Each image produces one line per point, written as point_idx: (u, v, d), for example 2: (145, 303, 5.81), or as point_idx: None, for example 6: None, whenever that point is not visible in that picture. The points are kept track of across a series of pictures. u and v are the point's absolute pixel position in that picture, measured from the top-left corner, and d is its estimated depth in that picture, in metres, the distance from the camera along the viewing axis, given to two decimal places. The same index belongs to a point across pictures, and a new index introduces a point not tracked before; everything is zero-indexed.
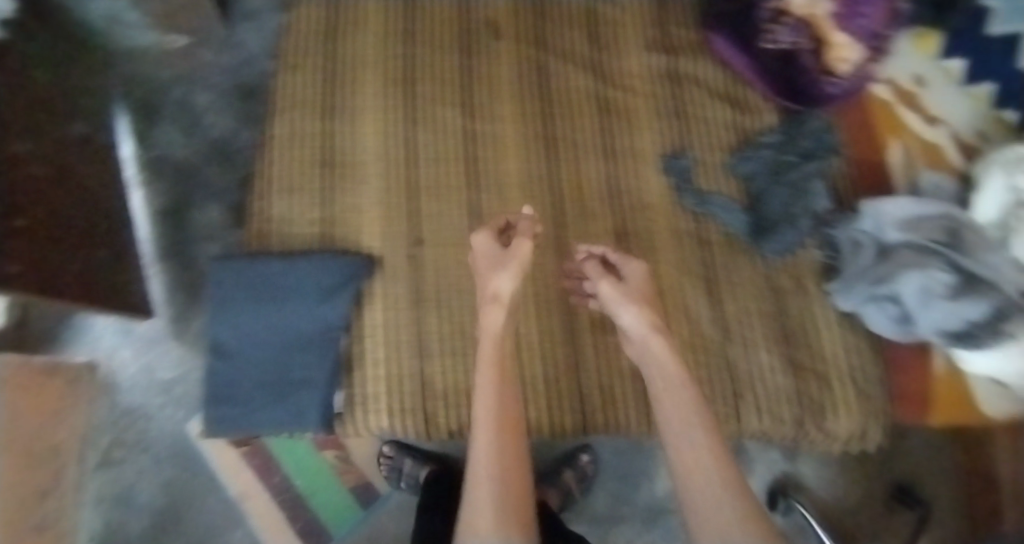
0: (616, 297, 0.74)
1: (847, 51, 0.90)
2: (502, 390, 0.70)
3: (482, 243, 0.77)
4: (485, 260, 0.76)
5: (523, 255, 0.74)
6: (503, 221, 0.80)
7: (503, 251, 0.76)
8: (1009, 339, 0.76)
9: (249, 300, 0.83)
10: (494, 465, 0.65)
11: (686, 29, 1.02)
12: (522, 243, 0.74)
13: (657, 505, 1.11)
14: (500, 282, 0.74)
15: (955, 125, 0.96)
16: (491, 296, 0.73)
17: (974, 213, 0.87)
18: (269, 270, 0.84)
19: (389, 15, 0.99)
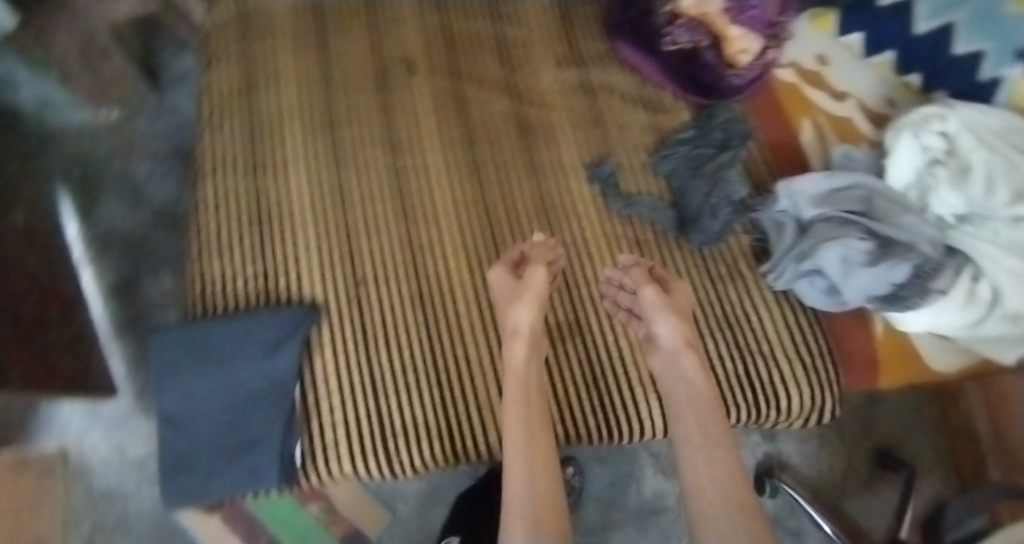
0: (658, 307, 0.76)
1: (745, 43, 0.95)
2: (533, 411, 0.70)
3: (498, 277, 0.81)
4: (503, 293, 0.80)
5: (538, 286, 0.78)
6: (518, 253, 0.84)
7: (520, 281, 0.80)
8: (938, 294, 0.82)
9: (194, 365, 0.81)
10: (526, 485, 0.63)
11: (593, 41, 1.05)
12: (535, 272, 0.79)
13: (648, 505, 1.10)
14: (518, 316, 0.77)
15: (863, 96, 1.01)
16: (511, 329, 0.76)
17: (890, 178, 0.94)
18: (210, 333, 0.82)
19: (306, 64, 1.00)
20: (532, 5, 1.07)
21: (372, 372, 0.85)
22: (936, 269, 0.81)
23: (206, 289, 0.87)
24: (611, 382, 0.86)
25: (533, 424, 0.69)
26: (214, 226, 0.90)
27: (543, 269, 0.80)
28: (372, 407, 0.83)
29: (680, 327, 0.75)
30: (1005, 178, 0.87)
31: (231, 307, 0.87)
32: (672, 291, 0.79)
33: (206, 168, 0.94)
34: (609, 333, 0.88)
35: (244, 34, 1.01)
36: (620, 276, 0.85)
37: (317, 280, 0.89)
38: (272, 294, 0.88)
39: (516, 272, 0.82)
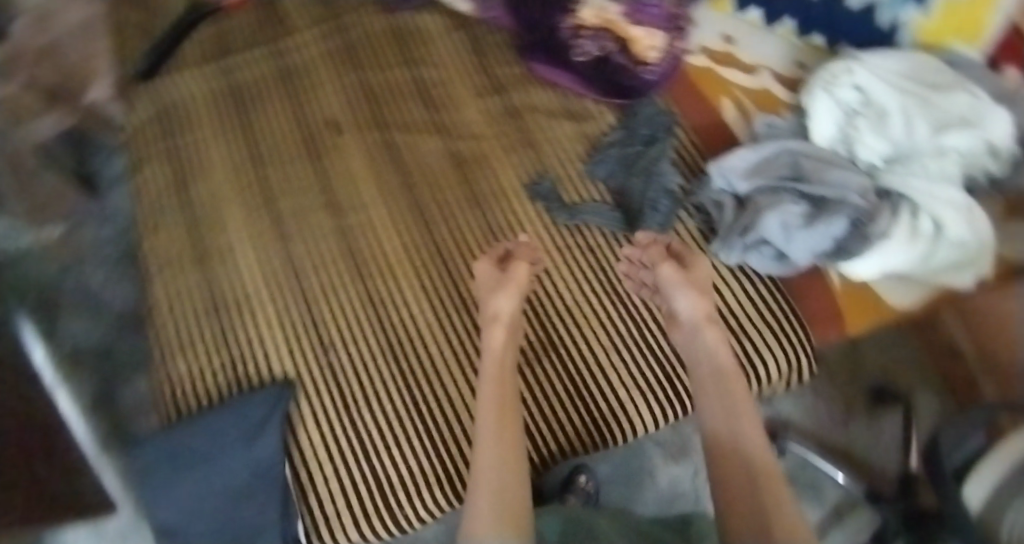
0: (678, 282, 0.82)
1: (653, 40, 0.99)
2: (506, 396, 0.75)
3: (484, 269, 0.86)
4: (487, 284, 0.85)
5: (520, 280, 0.85)
6: (503, 250, 0.90)
7: (504, 274, 0.85)
8: (883, 238, 0.86)
9: (179, 470, 0.81)
10: (494, 455, 0.67)
11: (509, 65, 1.05)
12: (520, 267, 0.85)
13: (668, 495, 1.08)
14: (500, 304, 0.83)
15: (774, 65, 1.04)
16: (492, 316, 0.82)
17: (816, 135, 0.97)
18: (186, 435, 0.82)
19: (233, 146, 1.00)
20: (442, 41, 1.07)
21: (360, 433, 0.85)
22: (871, 217, 0.85)
23: (181, 388, 0.89)
24: (598, 387, 0.85)
25: (505, 402, 0.74)
26: (177, 327, 0.92)
27: (526, 265, 0.87)
28: (365, 468, 0.83)
29: (702, 301, 0.81)
30: (922, 113, 0.92)
31: (208, 402, 0.88)
32: (690, 267, 0.84)
33: (156, 270, 0.95)
34: (583, 343, 0.88)
35: (165, 130, 1.00)
36: (639, 254, 0.89)
37: (289, 355, 0.90)
38: (244, 379, 0.89)
39: (501, 266, 0.87)
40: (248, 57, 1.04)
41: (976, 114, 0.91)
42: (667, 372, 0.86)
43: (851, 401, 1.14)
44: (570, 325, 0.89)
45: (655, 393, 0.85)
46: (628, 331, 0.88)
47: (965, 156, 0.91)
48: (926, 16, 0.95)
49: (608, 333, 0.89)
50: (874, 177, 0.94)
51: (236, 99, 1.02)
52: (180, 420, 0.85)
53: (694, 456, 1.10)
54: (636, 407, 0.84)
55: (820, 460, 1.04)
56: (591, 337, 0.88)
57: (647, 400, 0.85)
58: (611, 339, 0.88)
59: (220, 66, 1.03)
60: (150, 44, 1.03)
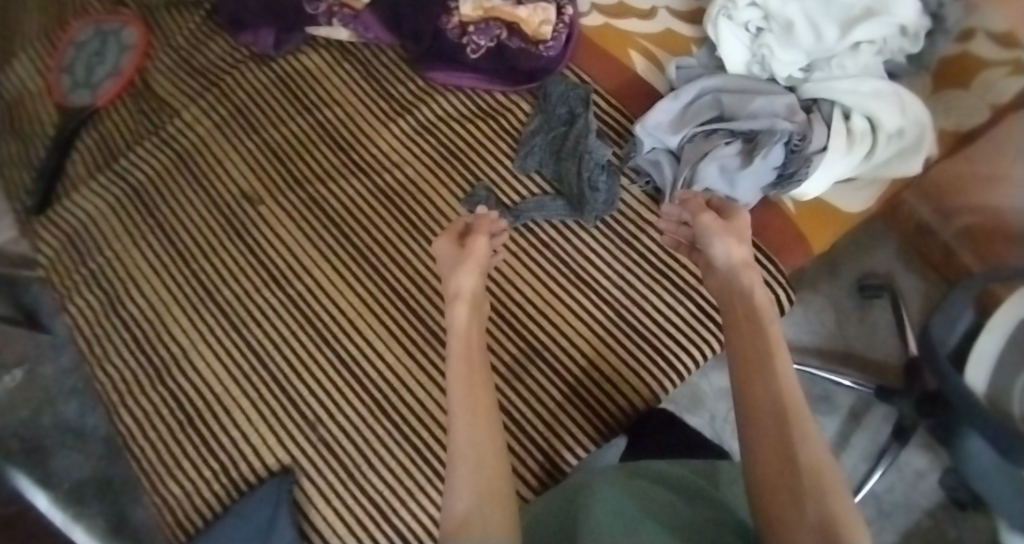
0: (717, 230, 0.66)
1: (540, 14, 0.97)
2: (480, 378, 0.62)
3: (441, 244, 0.75)
4: (448, 260, 0.74)
5: (480, 254, 0.73)
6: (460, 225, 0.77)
7: (462, 249, 0.74)
8: (821, 152, 0.87)
9: None
10: (467, 434, 0.58)
11: (406, 81, 1.00)
12: (479, 240, 0.73)
13: None
14: (460, 281, 0.72)
15: (669, 2, 1.03)
16: (453, 292, 0.71)
17: (729, 64, 0.96)
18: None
19: (155, 251, 0.94)
20: (334, 76, 1.01)
21: (372, 495, 0.84)
22: (804, 136, 0.87)
23: (180, 512, 0.85)
24: (590, 381, 0.85)
25: (476, 375, 0.63)
26: (156, 451, 0.88)
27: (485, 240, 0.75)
28: (389, 527, 0.83)
29: (743, 251, 0.65)
30: (825, 15, 0.91)
31: (212, 513, 0.85)
32: (732, 218, 0.68)
33: (116, 398, 0.90)
34: (563, 339, 0.87)
35: (79, 254, 0.94)
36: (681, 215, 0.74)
37: (278, 441, 0.88)
38: (238, 480, 0.86)
39: (461, 242, 0.75)
40: (138, 153, 0.97)
41: (879, 2, 0.89)
42: (655, 342, 0.86)
43: (835, 301, 1.14)
44: (546, 329, 0.88)
45: (648, 369, 0.85)
46: (603, 314, 0.88)
47: (879, 45, 0.90)
48: None
49: (586, 324, 0.88)
50: (796, 88, 0.94)
51: (142, 201, 0.95)
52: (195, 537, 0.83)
53: (707, 402, 1.10)
54: (631, 389, 0.84)
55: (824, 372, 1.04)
56: (571, 333, 0.87)
57: (643, 379, 0.84)
58: (590, 329, 0.88)
59: (112, 171, 0.97)
60: (38, 173, 0.98)
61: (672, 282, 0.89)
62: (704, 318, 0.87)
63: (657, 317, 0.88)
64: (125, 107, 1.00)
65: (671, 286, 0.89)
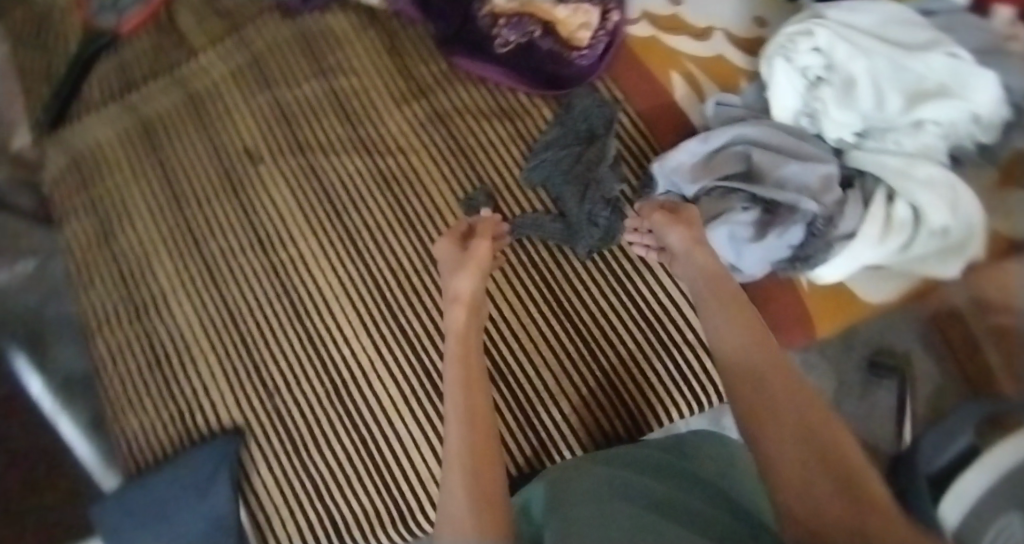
0: (668, 224, 0.72)
1: (581, 17, 0.91)
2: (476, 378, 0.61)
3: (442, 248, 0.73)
4: (449, 263, 0.72)
5: (485, 257, 0.71)
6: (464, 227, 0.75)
7: (467, 252, 0.72)
8: (850, 238, 0.79)
9: (137, 526, 0.79)
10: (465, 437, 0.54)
11: (429, 61, 0.95)
12: (483, 246, 0.71)
13: None
14: (459, 283, 0.69)
15: (728, 26, 0.94)
16: (451, 296, 0.68)
17: (776, 112, 0.87)
18: (135, 492, 0.81)
19: (153, 191, 0.94)
20: (355, 43, 0.96)
21: (313, 472, 0.84)
22: (831, 220, 0.79)
23: (132, 447, 0.86)
24: (548, 416, 0.82)
25: (473, 374, 0.60)
26: (120, 385, 0.89)
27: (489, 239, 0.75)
28: (322, 508, 0.82)
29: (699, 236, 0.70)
30: (893, 81, 0.82)
31: (160, 457, 0.85)
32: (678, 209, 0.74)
33: (95, 326, 0.91)
34: (528, 369, 0.83)
35: (82, 180, 0.95)
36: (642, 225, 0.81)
37: (233, 402, 0.87)
38: (191, 431, 0.86)
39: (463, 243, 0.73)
40: (154, 90, 0.97)
41: (954, 80, 0.79)
42: (621, 395, 0.82)
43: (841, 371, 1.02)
44: (514, 353, 0.84)
45: (610, 417, 0.82)
46: (578, 353, 0.84)
47: (946, 128, 0.80)
48: None
49: (558, 356, 0.84)
50: (845, 153, 0.85)
51: (147, 137, 0.95)
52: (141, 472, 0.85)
53: None
54: (584, 436, 0.81)
55: None
56: (540, 362, 0.84)
57: (599, 429, 0.81)
58: (560, 362, 0.83)
59: (125, 103, 0.96)
60: (55, 91, 0.98)
61: (657, 335, 0.84)
62: (678, 383, 0.82)
63: (631, 369, 0.83)
64: (148, 40, 1.00)
65: (654, 340, 0.84)
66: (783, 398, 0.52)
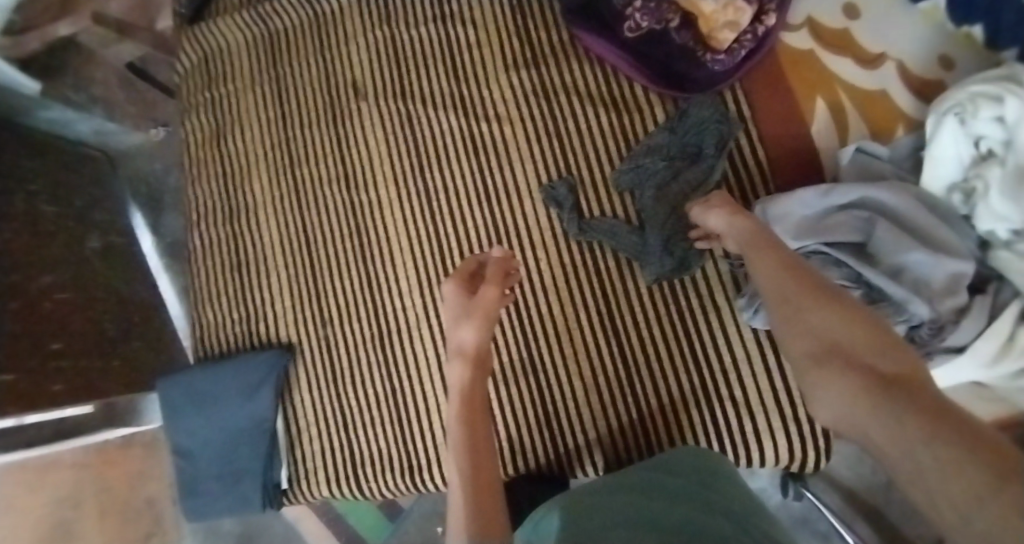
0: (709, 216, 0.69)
1: (730, 14, 0.79)
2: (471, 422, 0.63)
3: (450, 296, 0.67)
4: (451, 309, 0.67)
5: (492, 306, 0.66)
6: (474, 263, 0.70)
7: (472, 298, 0.67)
8: (958, 353, 0.68)
9: (191, 406, 0.88)
10: (463, 494, 0.59)
11: (551, 28, 0.88)
12: (489, 293, 0.66)
13: None
14: (464, 335, 0.66)
15: (904, 59, 0.79)
16: (455, 350, 0.66)
17: (926, 183, 0.75)
18: (196, 373, 0.89)
19: (264, 104, 0.97)
20: None
21: (343, 404, 0.88)
22: (940, 330, 0.68)
23: (209, 334, 0.96)
24: (569, 426, 0.80)
25: (477, 436, 0.63)
26: (208, 277, 0.97)
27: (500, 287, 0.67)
28: (344, 439, 0.87)
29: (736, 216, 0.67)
30: None
31: (225, 352, 0.95)
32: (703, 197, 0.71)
33: (194, 218, 0.99)
34: (563, 373, 0.81)
35: (209, 78, 1.00)
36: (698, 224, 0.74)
37: (291, 322, 0.92)
38: (254, 335, 0.94)
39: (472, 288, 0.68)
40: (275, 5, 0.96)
41: None
42: (649, 432, 0.77)
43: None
44: (554, 352, 0.82)
45: (634, 449, 0.78)
46: (617, 371, 0.79)
47: None
48: None
49: (595, 371, 0.80)
50: (992, 249, 0.71)
51: (271, 50, 0.98)
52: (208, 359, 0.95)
53: None
54: (598, 455, 0.79)
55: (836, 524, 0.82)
56: (575, 372, 0.81)
57: (617, 455, 0.78)
58: (598, 379, 0.80)
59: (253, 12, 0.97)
60: None
61: (706, 381, 0.77)
62: (712, 434, 0.75)
63: (666, 405, 0.77)
64: None
65: (700, 383, 0.77)
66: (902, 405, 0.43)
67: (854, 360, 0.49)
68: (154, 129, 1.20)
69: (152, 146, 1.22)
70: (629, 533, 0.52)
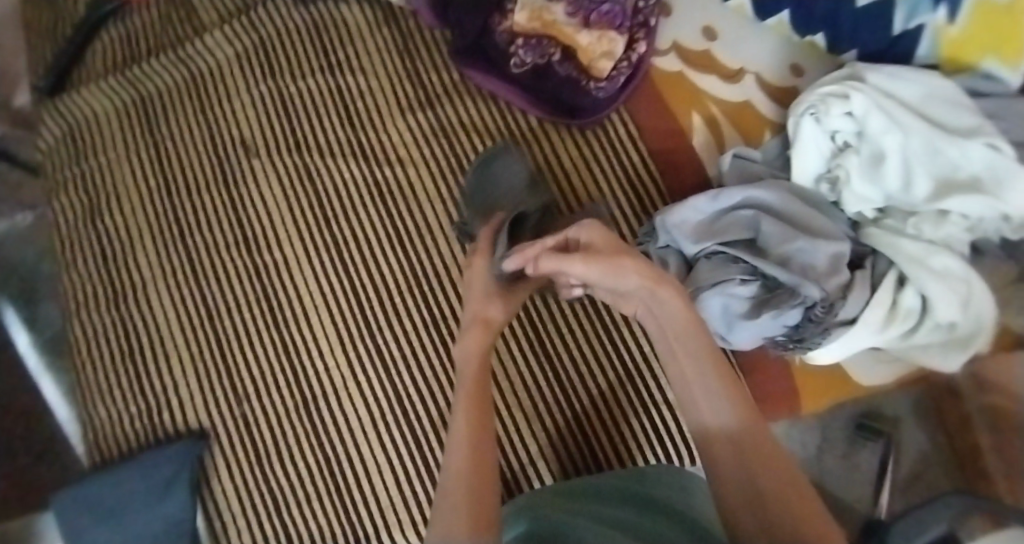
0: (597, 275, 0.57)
1: (604, 45, 0.86)
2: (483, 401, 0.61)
3: (481, 267, 0.69)
4: (474, 285, 0.69)
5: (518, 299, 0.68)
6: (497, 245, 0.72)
7: (505, 282, 0.69)
8: (846, 326, 0.75)
9: (100, 520, 0.81)
10: (468, 470, 0.56)
11: (441, 70, 0.91)
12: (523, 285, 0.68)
13: None
14: (490, 309, 0.66)
15: (761, 70, 0.88)
16: (480, 319, 0.66)
17: (795, 175, 0.82)
18: (98, 486, 0.81)
19: (145, 173, 0.90)
20: (370, 38, 0.92)
21: (274, 485, 0.84)
22: (831, 306, 0.73)
23: (103, 435, 0.86)
24: (516, 457, 0.80)
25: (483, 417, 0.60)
26: (95, 371, 0.88)
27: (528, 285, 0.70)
28: (279, 523, 0.82)
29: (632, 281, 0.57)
30: (924, 162, 0.75)
31: (126, 453, 0.85)
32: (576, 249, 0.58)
33: (72, 307, 0.89)
34: (500, 408, 0.82)
35: (77, 152, 0.92)
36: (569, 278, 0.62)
37: (204, 405, 0.86)
38: (158, 427, 0.86)
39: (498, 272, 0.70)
40: (144, 69, 0.92)
41: (991, 174, 0.72)
42: (593, 447, 0.80)
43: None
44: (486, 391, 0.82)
45: (585, 464, 0.80)
46: (550, 397, 0.82)
47: (972, 221, 0.74)
48: (953, 24, 0.75)
49: (534, 397, 0.82)
50: (861, 228, 0.81)
51: (144, 114, 0.91)
52: (107, 465, 0.85)
53: None
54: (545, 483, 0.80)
55: None
56: (513, 402, 0.82)
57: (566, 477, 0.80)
58: (540, 404, 0.82)
59: (124, 79, 0.92)
60: (56, 56, 0.94)
61: (639, 390, 0.82)
62: (654, 440, 0.80)
63: (602, 421, 0.81)
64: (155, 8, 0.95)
65: (626, 398, 0.82)
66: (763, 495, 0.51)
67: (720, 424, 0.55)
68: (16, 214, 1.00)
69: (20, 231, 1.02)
70: (603, 530, 0.56)
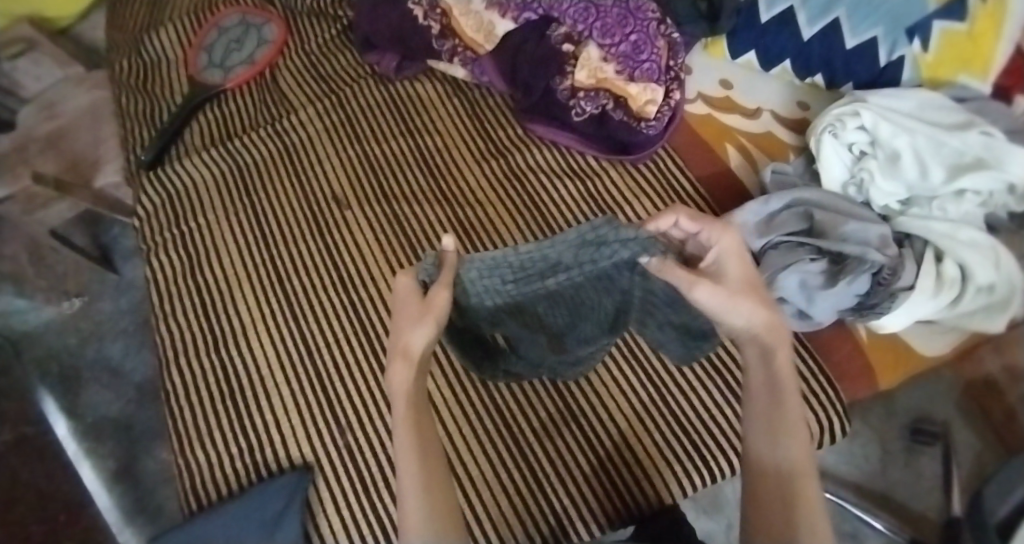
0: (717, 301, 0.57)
1: (649, 94, 1.00)
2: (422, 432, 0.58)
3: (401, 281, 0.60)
4: (405, 311, 0.58)
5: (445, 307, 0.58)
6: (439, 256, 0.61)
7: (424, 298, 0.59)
8: (907, 291, 0.86)
9: None
10: (424, 509, 0.57)
11: (507, 127, 1.07)
12: (441, 293, 0.58)
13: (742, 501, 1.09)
14: (414, 335, 0.57)
15: (775, 107, 1.06)
16: (402, 348, 0.57)
17: (826, 181, 0.97)
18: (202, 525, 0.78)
19: (244, 229, 1.01)
20: (442, 108, 1.10)
21: (383, 511, 0.81)
22: (894, 271, 0.85)
23: (198, 478, 0.84)
24: (618, 456, 0.85)
25: (427, 443, 0.59)
26: (190, 414, 0.88)
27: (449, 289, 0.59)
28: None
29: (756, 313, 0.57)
30: (935, 155, 0.90)
31: (226, 493, 0.83)
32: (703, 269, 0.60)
33: (171, 354, 0.92)
34: (601, 411, 0.88)
35: (175, 217, 1.02)
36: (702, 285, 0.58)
37: (306, 438, 0.86)
38: (259, 465, 0.85)
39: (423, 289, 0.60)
40: (247, 140, 1.08)
41: (990, 154, 0.87)
42: (694, 439, 0.86)
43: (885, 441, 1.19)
44: (590, 399, 0.89)
45: (682, 462, 0.85)
46: (645, 404, 0.89)
47: (984, 197, 0.89)
48: (927, 52, 0.93)
49: (631, 397, 0.89)
50: (891, 220, 0.93)
51: (240, 180, 1.04)
52: (199, 511, 0.82)
53: (725, 508, 1.09)
54: (645, 503, 0.83)
55: (860, 511, 1.06)
56: (614, 403, 0.89)
57: (639, 502, 0.83)
58: (632, 403, 0.89)
59: (224, 151, 1.07)
60: (159, 136, 1.10)
61: (730, 380, 0.90)
62: None
63: (700, 412, 0.88)
64: (250, 94, 1.14)
65: (687, 406, 0.88)
66: (779, 504, 0.57)
67: (771, 429, 0.60)
68: (64, 302, 1.30)
69: (97, 320, 1.29)
70: None
